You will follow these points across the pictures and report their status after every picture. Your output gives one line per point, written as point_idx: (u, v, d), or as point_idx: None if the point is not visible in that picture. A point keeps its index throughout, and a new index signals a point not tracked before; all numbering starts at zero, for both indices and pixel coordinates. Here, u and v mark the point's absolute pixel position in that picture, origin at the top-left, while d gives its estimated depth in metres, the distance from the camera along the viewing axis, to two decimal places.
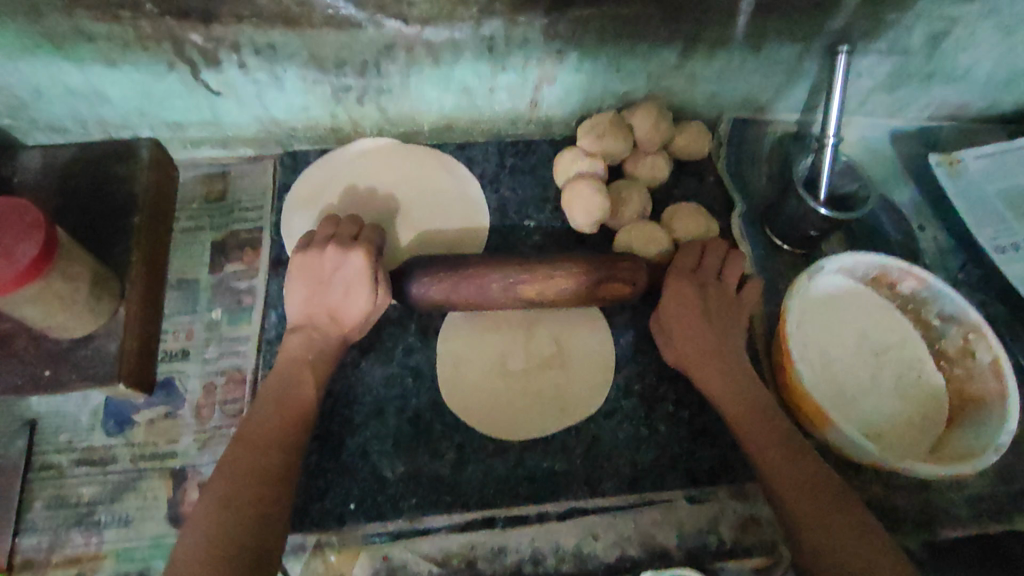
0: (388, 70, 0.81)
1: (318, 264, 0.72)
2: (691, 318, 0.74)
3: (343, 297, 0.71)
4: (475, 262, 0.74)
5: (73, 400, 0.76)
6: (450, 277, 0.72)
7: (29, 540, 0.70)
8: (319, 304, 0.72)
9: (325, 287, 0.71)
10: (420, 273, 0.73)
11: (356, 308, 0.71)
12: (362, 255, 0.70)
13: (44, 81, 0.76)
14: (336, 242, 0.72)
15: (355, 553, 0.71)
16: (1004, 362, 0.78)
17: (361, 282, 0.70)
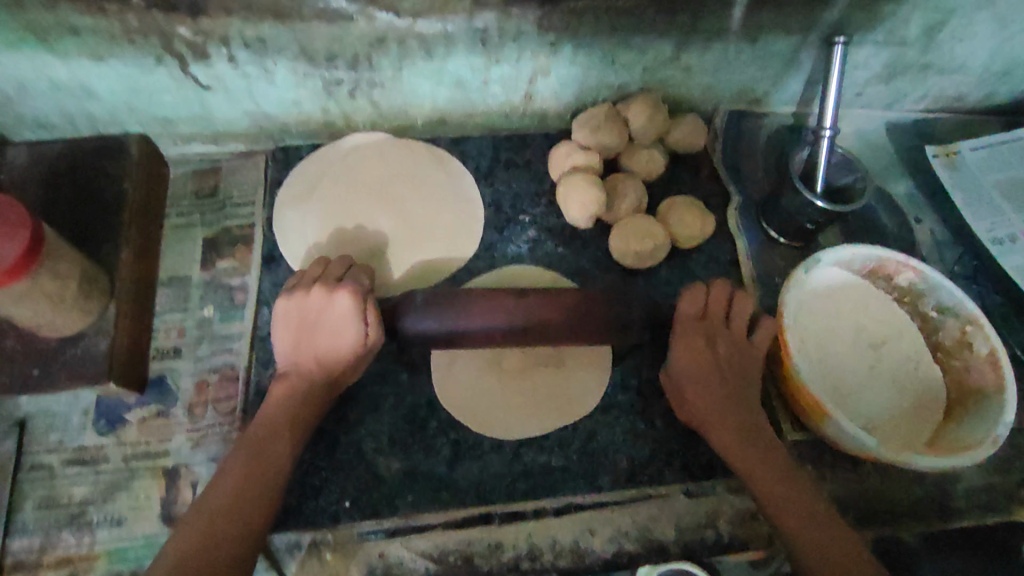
0: (380, 63, 0.80)
1: (305, 307, 0.70)
2: (699, 364, 0.72)
3: (331, 339, 0.69)
4: (475, 297, 0.70)
5: (63, 399, 0.75)
6: (449, 315, 0.69)
7: (20, 540, 0.69)
8: (309, 346, 0.70)
9: (313, 329, 0.70)
10: (417, 307, 0.69)
11: (346, 349, 0.69)
12: (347, 293, 0.68)
13: (29, 75, 0.75)
14: (322, 284, 0.70)
15: (351, 551, 0.71)
16: (1000, 353, 0.78)
17: (348, 321, 0.68)
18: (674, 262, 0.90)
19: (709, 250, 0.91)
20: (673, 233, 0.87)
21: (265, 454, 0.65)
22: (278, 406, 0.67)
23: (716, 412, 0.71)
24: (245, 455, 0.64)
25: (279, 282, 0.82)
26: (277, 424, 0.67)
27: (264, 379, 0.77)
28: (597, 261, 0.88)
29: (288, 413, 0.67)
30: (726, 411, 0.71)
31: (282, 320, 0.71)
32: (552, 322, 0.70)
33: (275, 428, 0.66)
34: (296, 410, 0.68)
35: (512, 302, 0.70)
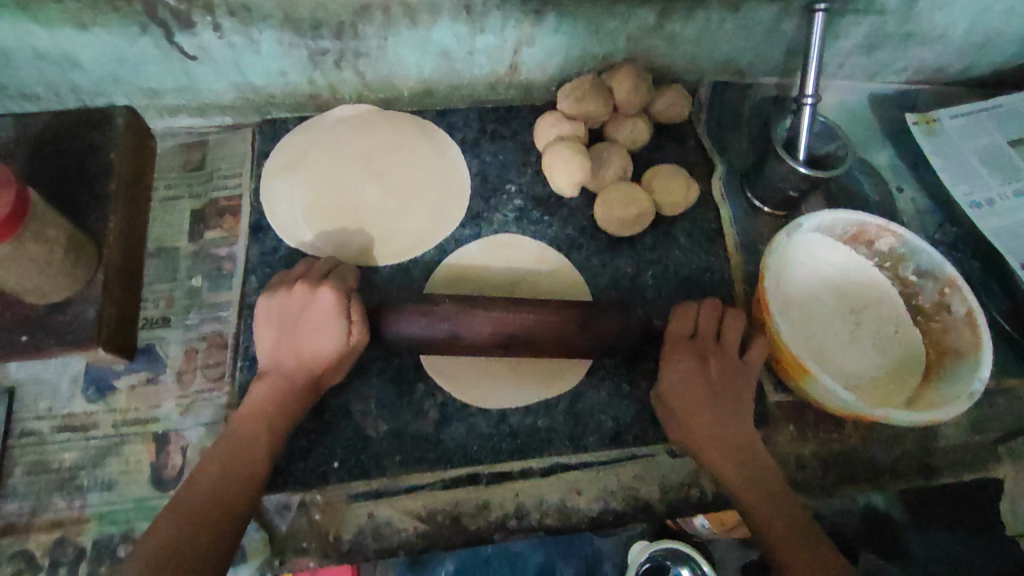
0: (366, 31, 0.80)
1: (287, 305, 0.70)
2: (687, 378, 0.70)
3: (313, 339, 0.68)
4: (458, 304, 0.70)
5: (52, 366, 0.75)
6: (428, 320, 0.69)
7: (11, 504, 0.69)
8: (290, 345, 0.69)
9: (295, 327, 0.69)
10: (403, 311, 0.70)
11: (328, 349, 0.68)
12: (329, 289, 0.68)
13: (12, 44, 0.75)
14: (305, 282, 0.70)
15: (341, 511, 0.72)
16: (978, 313, 0.79)
17: (331, 319, 0.67)
18: (658, 230, 0.91)
19: (693, 217, 0.92)
20: (658, 200, 0.88)
21: (240, 463, 0.64)
22: (259, 411, 0.67)
23: (704, 418, 0.70)
24: (218, 462, 0.64)
25: (266, 252, 0.83)
26: (257, 430, 0.66)
27: (251, 344, 0.77)
28: (583, 229, 0.89)
29: (267, 420, 0.67)
30: (712, 416, 0.70)
31: (263, 320, 0.71)
32: (537, 329, 0.70)
33: (253, 436, 0.66)
34: (278, 416, 0.67)
35: (500, 313, 0.70)
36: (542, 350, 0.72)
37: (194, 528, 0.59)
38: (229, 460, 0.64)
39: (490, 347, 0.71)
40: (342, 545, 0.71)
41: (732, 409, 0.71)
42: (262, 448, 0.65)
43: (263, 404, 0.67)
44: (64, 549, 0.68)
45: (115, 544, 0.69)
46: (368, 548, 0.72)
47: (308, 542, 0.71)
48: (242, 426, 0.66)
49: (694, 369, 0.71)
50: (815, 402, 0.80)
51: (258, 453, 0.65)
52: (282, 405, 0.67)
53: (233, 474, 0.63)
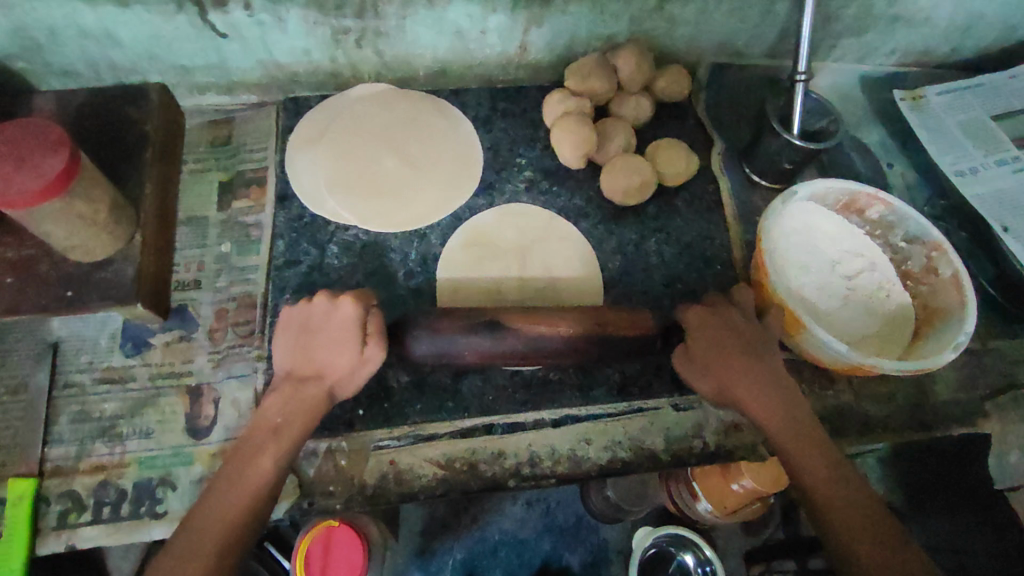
0: (386, 11, 0.85)
1: (309, 313, 0.72)
2: (713, 348, 0.73)
3: (332, 350, 0.70)
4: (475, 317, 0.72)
5: (92, 324, 0.80)
6: (446, 333, 0.71)
7: (57, 449, 0.74)
8: (309, 351, 0.71)
9: (313, 336, 0.71)
10: (423, 329, 0.72)
11: (343, 363, 0.70)
12: (351, 301, 0.70)
13: (57, 21, 0.80)
14: (327, 292, 0.72)
15: (365, 456, 0.76)
16: (963, 274, 0.84)
17: (349, 334, 0.69)
18: (661, 200, 0.96)
19: (695, 189, 0.97)
20: (660, 171, 0.93)
21: (244, 484, 0.64)
22: (275, 422, 0.68)
23: (741, 380, 0.72)
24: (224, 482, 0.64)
25: (292, 218, 0.87)
26: (270, 441, 0.67)
27: (280, 304, 0.82)
28: (590, 200, 0.94)
29: (287, 427, 0.68)
30: (749, 378, 0.72)
31: (284, 331, 0.73)
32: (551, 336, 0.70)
33: (265, 449, 0.67)
34: (294, 418, 0.68)
35: (518, 324, 0.70)
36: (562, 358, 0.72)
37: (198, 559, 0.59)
38: (233, 482, 0.64)
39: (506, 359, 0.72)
40: (366, 489, 0.75)
41: (766, 371, 0.73)
42: (270, 462, 0.66)
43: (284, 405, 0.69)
44: (107, 491, 0.73)
45: (154, 487, 0.73)
46: (390, 493, 0.76)
47: (333, 486, 0.75)
48: (254, 438, 0.68)
49: (727, 339, 0.73)
50: (811, 358, 0.85)
51: (265, 469, 0.65)
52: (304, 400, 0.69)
53: (241, 496, 0.63)
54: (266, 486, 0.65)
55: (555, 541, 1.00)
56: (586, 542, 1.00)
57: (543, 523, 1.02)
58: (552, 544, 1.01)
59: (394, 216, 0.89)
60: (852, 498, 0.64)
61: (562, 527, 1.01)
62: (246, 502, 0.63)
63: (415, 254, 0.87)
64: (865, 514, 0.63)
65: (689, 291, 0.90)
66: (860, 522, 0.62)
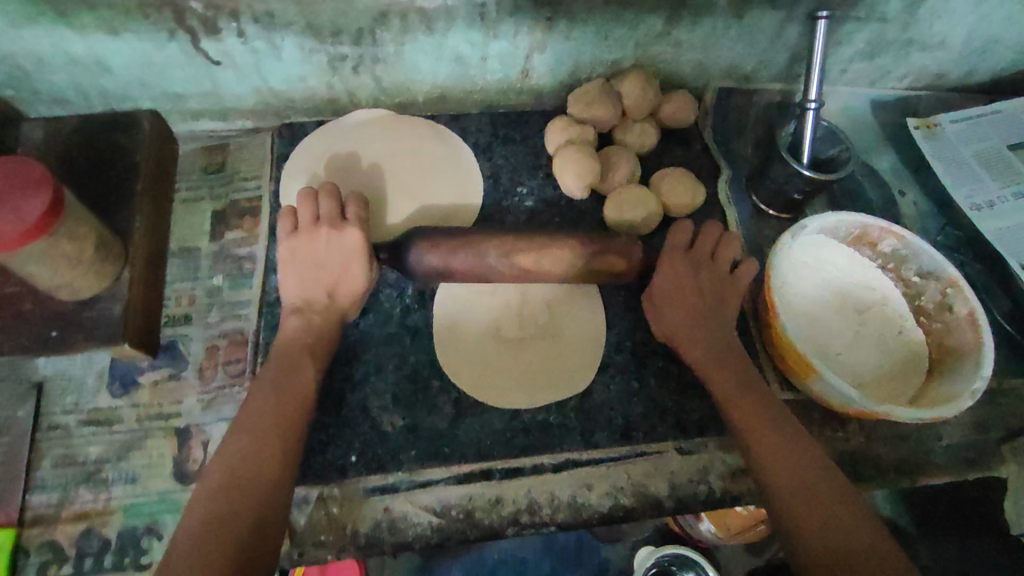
0: (383, 38, 0.83)
1: (313, 241, 0.77)
2: (683, 307, 0.78)
3: (340, 269, 0.76)
4: (472, 232, 0.77)
5: (78, 362, 0.78)
6: (447, 245, 0.76)
7: (39, 496, 0.71)
8: (317, 275, 0.76)
9: (319, 262, 0.76)
10: (424, 242, 0.77)
11: (353, 279, 0.76)
12: (356, 229, 0.77)
13: (44, 49, 0.78)
14: (329, 223, 0.77)
15: (357, 504, 0.73)
16: (980, 314, 0.81)
17: (355, 254, 0.76)
18: (667, 230, 0.93)
19: (701, 219, 0.94)
20: (666, 202, 0.90)
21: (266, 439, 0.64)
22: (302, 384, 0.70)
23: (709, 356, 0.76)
24: (241, 440, 0.64)
25: None
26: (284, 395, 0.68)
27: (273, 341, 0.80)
28: (593, 231, 0.91)
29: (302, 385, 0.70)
30: (715, 354, 0.76)
31: (287, 261, 0.77)
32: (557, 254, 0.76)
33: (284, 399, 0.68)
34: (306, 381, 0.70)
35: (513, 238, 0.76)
36: (563, 263, 0.76)
37: (204, 534, 0.57)
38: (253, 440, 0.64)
39: (506, 273, 0.76)
40: (359, 539, 0.72)
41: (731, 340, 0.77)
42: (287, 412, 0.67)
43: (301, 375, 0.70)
44: (90, 540, 0.70)
45: (139, 536, 0.71)
46: (384, 542, 0.73)
47: (325, 535, 0.72)
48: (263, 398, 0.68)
49: (698, 311, 0.78)
50: (820, 400, 0.82)
51: (285, 420, 0.66)
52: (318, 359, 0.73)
53: (269, 455, 0.63)
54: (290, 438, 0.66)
55: (555, 563, 0.97)
56: (587, 564, 0.98)
57: (543, 544, 0.98)
58: (552, 564, 0.98)
59: (393, 229, 0.87)
60: (803, 471, 0.66)
61: (563, 548, 0.98)
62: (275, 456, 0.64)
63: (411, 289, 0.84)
64: (813, 485, 0.65)
65: None
66: (803, 492, 0.64)
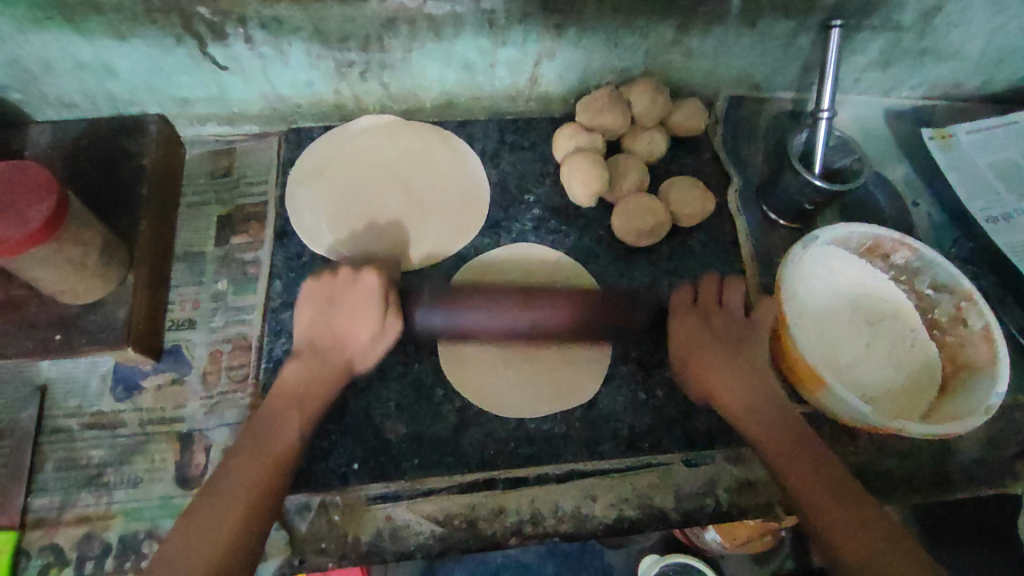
0: (391, 44, 0.82)
1: (333, 287, 0.73)
2: (699, 354, 0.75)
3: (349, 317, 0.72)
4: (476, 290, 0.76)
5: (82, 365, 0.78)
6: (452, 306, 0.75)
7: (41, 499, 0.71)
8: (329, 322, 0.72)
9: (337, 306, 0.73)
10: (428, 299, 0.75)
11: (361, 332, 0.71)
12: (375, 273, 0.73)
13: (53, 54, 0.78)
14: (347, 268, 0.74)
15: (360, 512, 0.73)
16: (995, 329, 0.79)
17: (371, 300, 0.72)
18: (675, 240, 0.92)
19: (710, 229, 0.93)
20: (675, 212, 0.89)
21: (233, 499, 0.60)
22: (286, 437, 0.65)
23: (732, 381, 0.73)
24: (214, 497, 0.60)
25: (291, 256, 0.85)
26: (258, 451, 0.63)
27: (276, 347, 0.79)
28: (600, 239, 0.90)
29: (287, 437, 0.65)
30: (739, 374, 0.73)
31: (307, 301, 0.74)
32: (560, 303, 0.77)
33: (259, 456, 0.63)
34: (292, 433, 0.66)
35: (520, 300, 0.75)
36: (568, 326, 0.77)
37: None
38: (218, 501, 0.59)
39: (511, 334, 0.76)
40: (360, 547, 0.72)
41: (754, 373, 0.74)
42: (265, 467, 0.63)
43: (282, 426, 0.66)
44: (91, 544, 0.70)
45: (140, 540, 0.70)
46: (385, 551, 0.72)
47: (326, 543, 0.72)
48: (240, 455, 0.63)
49: (717, 345, 0.75)
50: (831, 414, 0.81)
51: (262, 476, 0.62)
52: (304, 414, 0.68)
53: (230, 517, 0.59)
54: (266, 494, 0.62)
55: (558, 564, 0.99)
56: (590, 566, 0.99)
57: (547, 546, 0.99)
58: (555, 566, 0.99)
59: (400, 242, 0.86)
60: (834, 486, 0.63)
61: (566, 551, 0.99)
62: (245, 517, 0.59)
63: None
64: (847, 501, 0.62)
65: None
66: (836, 508, 0.62)
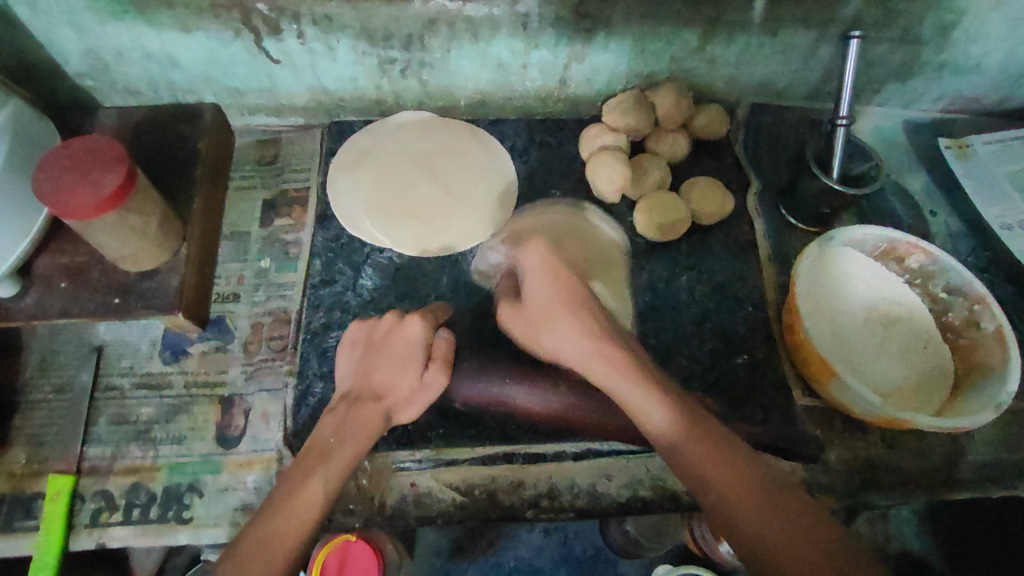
0: (431, 44, 0.88)
1: (373, 331, 0.75)
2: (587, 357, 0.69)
3: (392, 368, 0.73)
4: (518, 368, 0.79)
5: (135, 330, 0.84)
6: (485, 383, 0.78)
7: (94, 449, 0.77)
8: (369, 369, 0.74)
9: (378, 354, 0.74)
10: (470, 371, 0.79)
11: (403, 384, 0.72)
12: (420, 322, 0.74)
13: (125, 44, 0.86)
14: (394, 314, 0.76)
15: (387, 476, 0.77)
16: (1007, 330, 0.81)
17: (414, 354, 0.73)
18: (694, 238, 0.95)
19: (729, 227, 0.96)
20: (695, 209, 0.93)
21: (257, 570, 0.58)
22: (306, 506, 0.63)
23: (694, 452, 0.62)
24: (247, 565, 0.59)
25: (330, 238, 0.90)
26: (285, 518, 0.62)
27: (314, 321, 0.85)
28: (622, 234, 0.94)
29: (303, 513, 0.62)
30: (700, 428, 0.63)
31: (350, 345, 0.76)
32: (599, 398, 0.75)
33: (281, 535, 0.61)
34: (318, 494, 0.64)
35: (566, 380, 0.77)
36: (610, 425, 0.74)
37: None
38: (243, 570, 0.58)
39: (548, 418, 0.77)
40: (386, 509, 0.76)
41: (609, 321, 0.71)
42: (290, 544, 0.60)
43: (305, 487, 0.64)
44: (138, 493, 0.75)
45: (182, 492, 0.75)
46: (408, 515, 0.76)
47: (354, 505, 0.76)
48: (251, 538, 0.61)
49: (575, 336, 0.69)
50: (842, 409, 0.83)
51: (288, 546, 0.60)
52: (332, 469, 0.66)
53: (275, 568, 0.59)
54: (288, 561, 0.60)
55: (571, 569, 1.06)
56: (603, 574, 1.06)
57: (560, 552, 1.07)
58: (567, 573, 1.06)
59: (432, 230, 0.91)
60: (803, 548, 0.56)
61: (579, 559, 1.07)
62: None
63: (446, 280, 0.89)
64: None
65: (718, 331, 0.89)
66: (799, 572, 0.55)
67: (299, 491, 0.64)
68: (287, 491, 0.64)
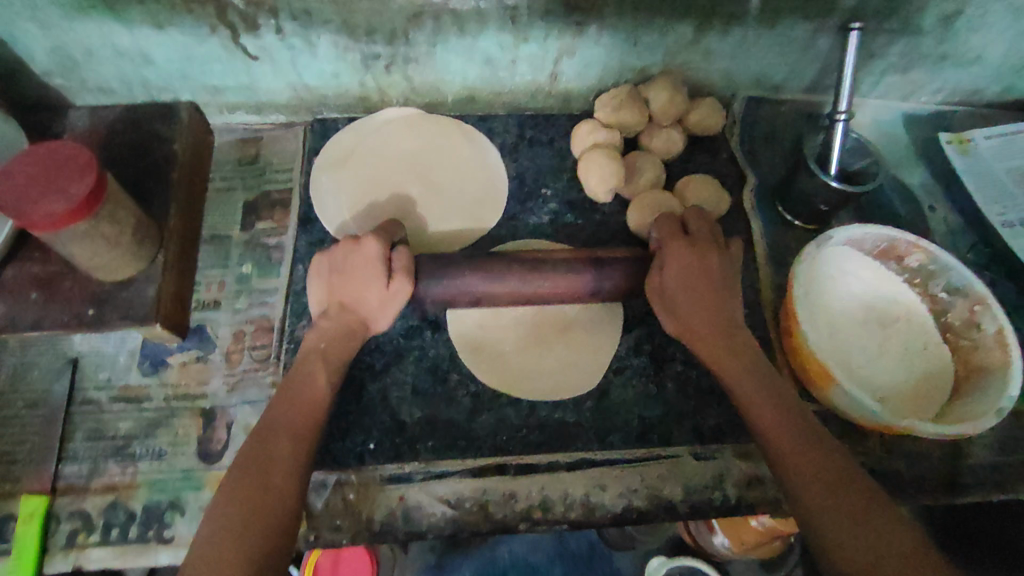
0: (416, 38, 0.85)
1: (333, 257, 0.73)
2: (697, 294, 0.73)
3: (359, 286, 0.71)
4: (474, 256, 0.77)
5: (112, 341, 0.81)
6: (444, 277, 0.75)
7: (71, 467, 0.74)
8: (334, 290, 0.72)
9: (341, 275, 0.72)
10: (430, 272, 0.75)
11: (370, 299, 0.71)
12: (374, 238, 0.72)
13: (94, 41, 0.81)
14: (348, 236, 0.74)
15: (374, 489, 0.75)
16: (1008, 333, 0.79)
17: (373, 268, 0.71)
18: None
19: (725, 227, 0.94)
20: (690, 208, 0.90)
21: (279, 446, 0.63)
22: (312, 395, 0.68)
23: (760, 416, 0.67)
24: (261, 436, 0.64)
25: (314, 242, 0.87)
26: (271, 470, 0.62)
27: (298, 329, 0.82)
28: (615, 234, 0.91)
29: (296, 447, 0.64)
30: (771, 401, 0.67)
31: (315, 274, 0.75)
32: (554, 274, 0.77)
33: (279, 417, 0.65)
34: (319, 384, 0.69)
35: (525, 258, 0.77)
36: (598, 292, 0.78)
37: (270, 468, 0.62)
38: (266, 443, 0.63)
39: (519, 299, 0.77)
40: (374, 525, 0.74)
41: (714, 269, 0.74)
42: (303, 421, 0.66)
43: (312, 384, 0.69)
44: (117, 512, 0.73)
45: (163, 510, 0.73)
46: (397, 530, 0.74)
47: (342, 520, 0.74)
48: (241, 470, 0.61)
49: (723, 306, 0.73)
50: (840, 413, 0.81)
51: (298, 423, 0.66)
52: (330, 369, 0.70)
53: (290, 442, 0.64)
54: (302, 440, 0.65)
55: (566, 568, 1.00)
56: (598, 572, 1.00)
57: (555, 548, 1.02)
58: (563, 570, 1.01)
59: (420, 231, 0.88)
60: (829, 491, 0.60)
61: (574, 554, 1.02)
62: (287, 505, 0.61)
63: None
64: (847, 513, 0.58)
65: None
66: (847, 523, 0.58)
67: (306, 382, 0.68)
68: (293, 382, 0.69)
